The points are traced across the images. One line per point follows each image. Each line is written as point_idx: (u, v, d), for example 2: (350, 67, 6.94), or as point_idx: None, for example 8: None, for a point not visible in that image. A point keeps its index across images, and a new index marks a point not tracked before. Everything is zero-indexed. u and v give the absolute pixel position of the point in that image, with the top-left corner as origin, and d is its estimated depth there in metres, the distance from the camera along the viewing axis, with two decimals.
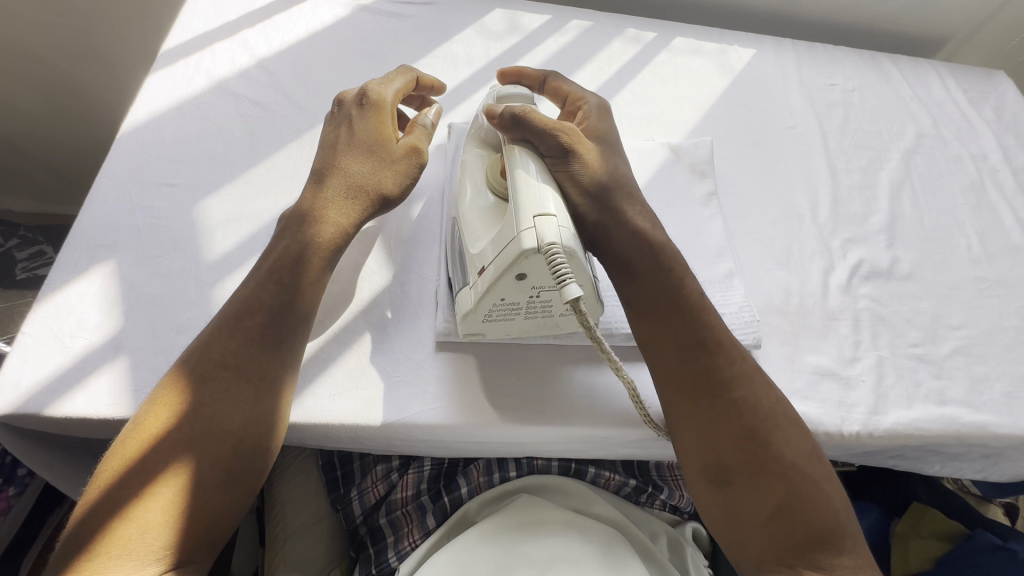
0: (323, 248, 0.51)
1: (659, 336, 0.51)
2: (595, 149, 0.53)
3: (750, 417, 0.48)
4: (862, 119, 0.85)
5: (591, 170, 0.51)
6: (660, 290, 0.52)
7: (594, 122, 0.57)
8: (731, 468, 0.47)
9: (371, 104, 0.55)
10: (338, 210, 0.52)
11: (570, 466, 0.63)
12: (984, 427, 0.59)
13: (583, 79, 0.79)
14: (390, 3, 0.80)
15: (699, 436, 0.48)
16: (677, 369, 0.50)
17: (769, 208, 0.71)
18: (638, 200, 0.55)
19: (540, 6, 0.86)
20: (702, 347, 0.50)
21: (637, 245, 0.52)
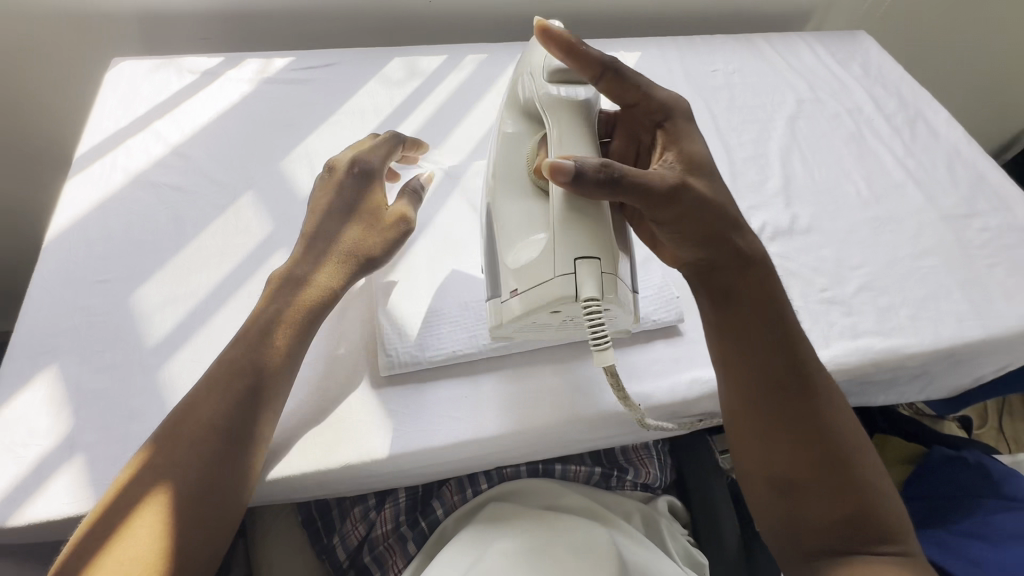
0: (309, 310, 0.55)
1: (737, 358, 0.55)
2: (703, 189, 0.52)
3: (821, 428, 0.53)
4: (746, 97, 0.93)
5: (693, 221, 0.52)
6: (756, 325, 0.55)
7: (679, 146, 0.55)
8: (796, 480, 0.52)
9: (366, 172, 0.60)
10: (322, 274, 0.57)
11: (538, 467, 0.70)
12: (895, 351, 0.65)
13: (486, 106, 0.85)
14: (293, 71, 0.85)
15: (767, 456, 0.53)
16: (765, 392, 0.54)
17: None
18: (746, 232, 0.56)
19: (436, 49, 0.92)
20: (790, 373, 0.54)
21: (742, 287, 0.55)
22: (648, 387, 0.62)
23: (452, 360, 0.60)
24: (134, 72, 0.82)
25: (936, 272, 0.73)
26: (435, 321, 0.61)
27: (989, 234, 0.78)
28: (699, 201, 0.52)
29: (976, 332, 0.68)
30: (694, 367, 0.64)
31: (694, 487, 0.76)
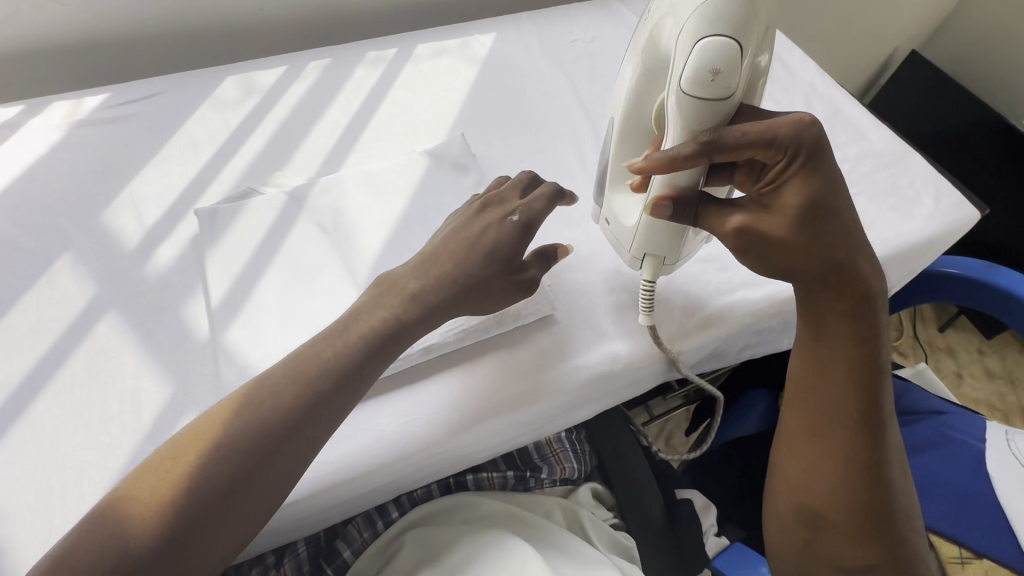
0: (341, 391, 0.51)
1: (808, 381, 0.59)
2: (801, 233, 0.51)
3: (865, 470, 0.56)
4: (606, 64, 0.91)
5: (779, 265, 0.54)
6: (833, 360, 0.57)
7: (795, 182, 0.49)
8: (825, 512, 0.58)
9: (523, 223, 0.58)
10: (376, 327, 0.54)
11: (449, 483, 0.69)
12: (772, 299, 0.68)
13: (334, 114, 0.79)
14: (107, 109, 0.76)
15: (810, 482, 0.58)
16: (820, 421, 0.58)
17: (541, 174, 0.75)
18: (850, 267, 0.54)
19: (273, 60, 0.85)
20: (857, 411, 0.57)
21: (827, 318, 0.57)
22: (524, 385, 0.61)
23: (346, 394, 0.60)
24: None
25: None
26: None
27: (848, 165, 0.80)
28: (785, 251, 0.53)
29: None
30: (568, 357, 0.63)
31: (614, 471, 0.73)
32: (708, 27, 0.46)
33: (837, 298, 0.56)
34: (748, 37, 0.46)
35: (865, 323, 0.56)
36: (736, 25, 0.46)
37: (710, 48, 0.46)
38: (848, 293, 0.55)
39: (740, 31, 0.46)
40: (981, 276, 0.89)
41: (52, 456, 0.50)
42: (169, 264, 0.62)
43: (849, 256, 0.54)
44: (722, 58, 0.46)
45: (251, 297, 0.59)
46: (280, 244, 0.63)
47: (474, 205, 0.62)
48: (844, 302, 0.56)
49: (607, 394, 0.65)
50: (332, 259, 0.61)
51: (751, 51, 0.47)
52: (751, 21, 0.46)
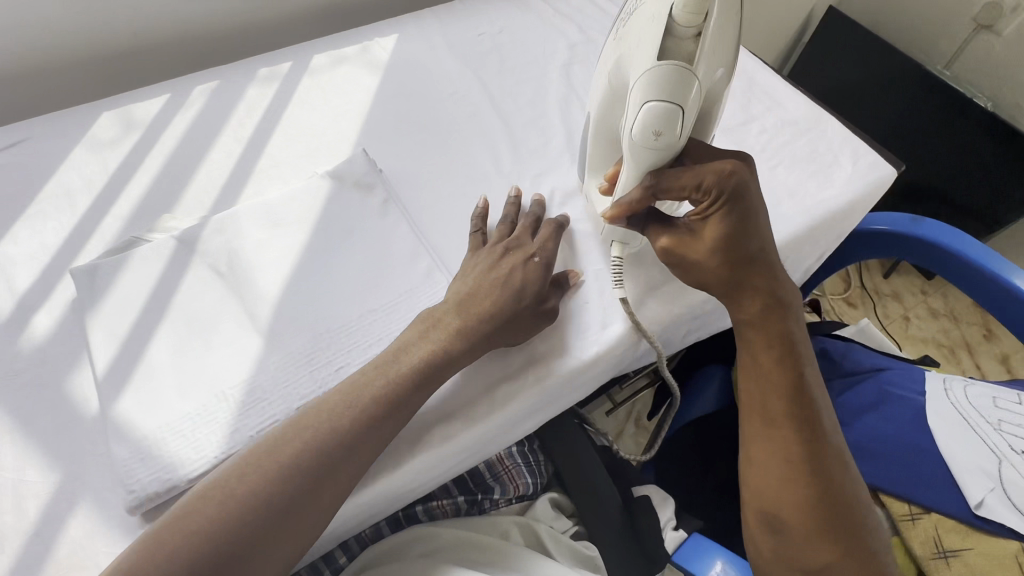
0: (351, 470, 0.47)
1: (747, 390, 0.60)
2: (717, 257, 0.55)
3: (814, 469, 0.56)
4: (516, 56, 0.87)
5: (710, 284, 0.58)
6: (765, 365, 0.59)
7: (717, 219, 0.54)
8: (784, 517, 0.56)
9: (545, 263, 0.59)
10: (377, 394, 0.49)
11: (398, 517, 0.66)
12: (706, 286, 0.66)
13: (227, 142, 0.73)
14: None
15: (766, 483, 0.57)
16: (765, 427, 0.58)
17: (455, 182, 0.71)
18: (766, 278, 0.58)
19: (153, 89, 0.78)
20: (804, 411, 0.57)
21: (754, 326, 0.59)
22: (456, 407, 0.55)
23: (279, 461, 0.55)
24: None
25: None
26: (193, 425, 0.50)
27: (767, 135, 0.79)
28: (710, 272, 0.56)
29: None
30: (498, 372, 0.57)
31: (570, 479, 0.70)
32: (654, 87, 0.49)
33: (769, 308, 0.58)
34: (689, 101, 0.50)
35: (796, 332, 0.59)
36: (678, 92, 0.49)
37: (654, 111, 0.50)
38: (776, 305, 0.58)
39: (682, 97, 0.50)
40: (908, 231, 0.91)
41: None
42: (47, 333, 0.56)
43: (770, 278, 0.58)
44: (662, 122, 0.50)
45: (143, 359, 0.54)
46: (172, 296, 0.57)
47: (476, 237, 0.63)
48: (775, 313, 0.58)
49: (545, 407, 0.60)
50: (231, 305, 0.57)
51: (693, 111, 0.51)
52: (693, 86, 0.50)
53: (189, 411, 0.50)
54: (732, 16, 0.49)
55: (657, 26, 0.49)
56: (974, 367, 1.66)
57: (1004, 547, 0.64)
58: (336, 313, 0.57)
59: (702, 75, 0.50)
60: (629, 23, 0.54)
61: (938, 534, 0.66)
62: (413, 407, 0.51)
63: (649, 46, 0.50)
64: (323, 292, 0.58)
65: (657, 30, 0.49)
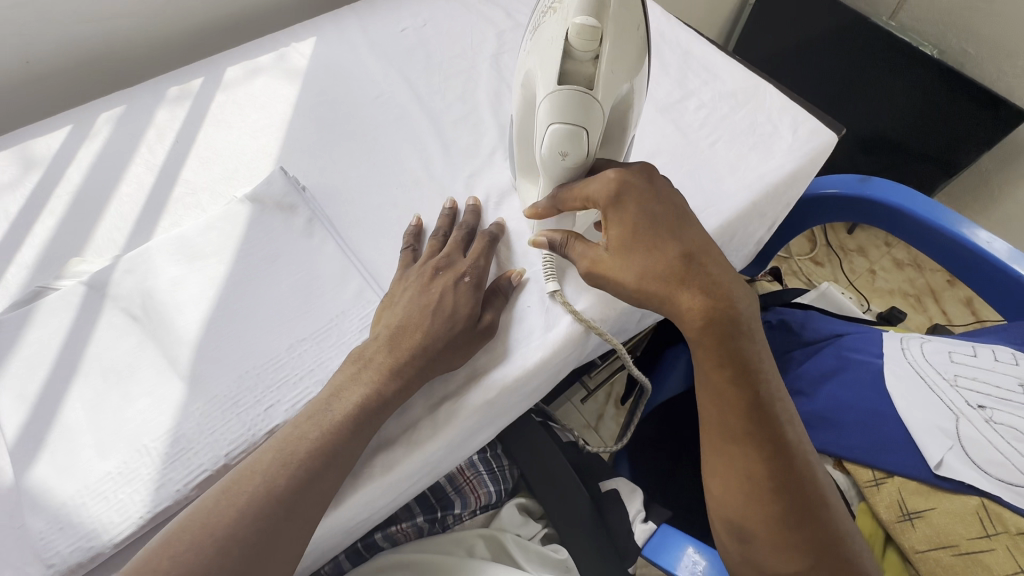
0: (296, 532, 0.45)
1: (709, 405, 0.58)
2: (635, 272, 0.54)
3: (782, 479, 0.55)
4: (443, 48, 0.83)
5: (642, 304, 0.55)
6: (723, 381, 0.56)
7: (615, 228, 0.55)
8: (748, 525, 0.55)
9: (475, 282, 0.57)
10: (315, 446, 0.47)
11: (358, 548, 0.64)
12: None
13: (138, 172, 0.69)
14: None
15: (733, 495, 0.56)
16: (729, 442, 0.56)
17: (385, 192, 0.67)
18: (709, 295, 0.54)
19: (55, 121, 0.73)
20: (757, 414, 0.56)
21: (707, 346, 0.55)
22: (394, 433, 0.53)
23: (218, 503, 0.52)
24: None
25: (665, 172, 0.70)
26: (116, 486, 0.47)
27: (705, 110, 0.76)
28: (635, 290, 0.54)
29: (713, 222, 0.67)
30: (439, 391, 0.55)
31: (536, 485, 0.69)
32: (557, 109, 0.44)
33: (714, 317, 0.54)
34: (594, 128, 0.45)
35: (746, 334, 0.56)
36: (583, 114, 0.44)
37: (560, 134, 0.44)
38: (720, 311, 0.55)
39: (588, 119, 0.44)
40: (858, 192, 0.90)
41: None
42: None
43: (707, 279, 0.54)
44: (569, 144, 0.45)
45: (58, 420, 0.50)
46: (85, 348, 0.54)
47: (406, 254, 0.61)
48: (722, 319, 0.55)
49: (494, 420, 0.59)
50: (149, 350, 0.53)
51: (601, 136, 0.46)
52: (597, 113, 0.44)
53: (110, 471, 0.47)
54: (630, 35, 0.45)
55: (554, 47, 0.44)
56: (941, 313, 1.69)
57: (965, 504, 0.65)
58: (263, 347, 0.54)
59: (608, 97, 0.45)
60: (533, 38, 0.48)
61: (901, 497, 0.67)
62: (354, 453, 0.49)
63: (550, 69, 0.45)
64: (247, 328, 0.55)
65: (555, 54, 0.44)
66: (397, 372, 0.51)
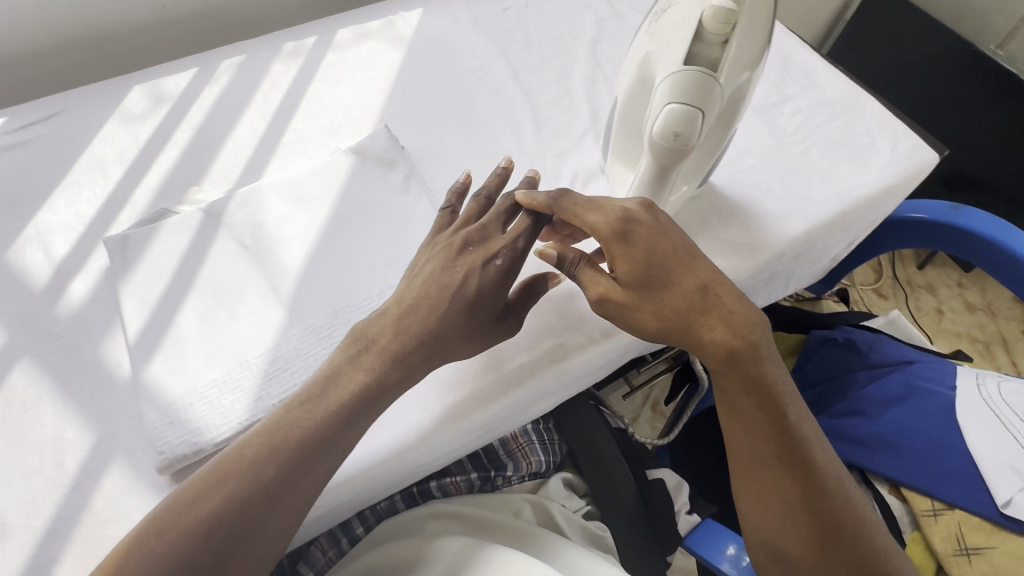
0: (281, 522, 0.44)
1: (730, 423, 0.52)
2: (643, 299, 0.51)
3: (817, 500, 0.49)
4: (542, 30, 0.85)
5: (649, 330, 0.52)
6: (743, 397, 0.51)
7: (624, 263, 0.52)
8: (793, 554, 0.49)
9: (505, 266, 0.54)
10: (309, 430, 0.46)
11: (413, 493, 0.67)
12: (730, 271, 0.63)
13: (252, 117, 0.74)
14: (5, 134, 0.70)
15: (766, 519, 0.50)
16: (754, 461, 0.51)
17: (476, 160, 0.70)
18: (717, 316, 0.51)
19: (183, 63, 0.79)
20: (783, 431, 0.51)
21: (723, 362, 0.51)
22: (471, 386, 0.57)
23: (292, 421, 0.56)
24: None
25: (754, 172, 0.70)
26: (219, 392, 0.51)
27: (800, 117, 0.75)
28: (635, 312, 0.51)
29: (799, 227, 0.66)
30: (513, 356, 0.59)
31: (586, 463, 0.70)
32: (678, 89, 0.45)
33: (733, 340, 0.50)
34: (710, 108, 0.46)
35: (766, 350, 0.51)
36: (702, 96, 0.45)
37: (677, 113, 0.45)
38: (740, 331, 0.51)
39: (706, 100, 0.45)
40: (947, 220, 0.87)
41: None
42: (87, 299, 0.58)
43: (724, 306, 0.51)
44: (683, 124, 0.46)
45: (173, 327, 0.55)
46: (198, 268, 0.59)
47: (445, 214, 0.60)
48: (742, 338, 0.50)
49: (559, 389, 0.61)
50: (256, 277, 0.58)
51: (714, 120, 0.47)
52: (716, 96, 0.45)
53: (215, 379, 0.52)
54: (759, 22, 0.46)
55: (685, 28, 0.45)
56: (1010, 365, 1.59)
57: None
58: (358, 289, 0.58)
59: (728, 82, 0.46)
60: (657, 19, 0.50)
61: (961, 531, 0.65)
62: None
63: (675, 49, 0.46)
64: (345, 269, 0.59)
65: (684, 34, 0.45)
66: (413, 349, 0.51)
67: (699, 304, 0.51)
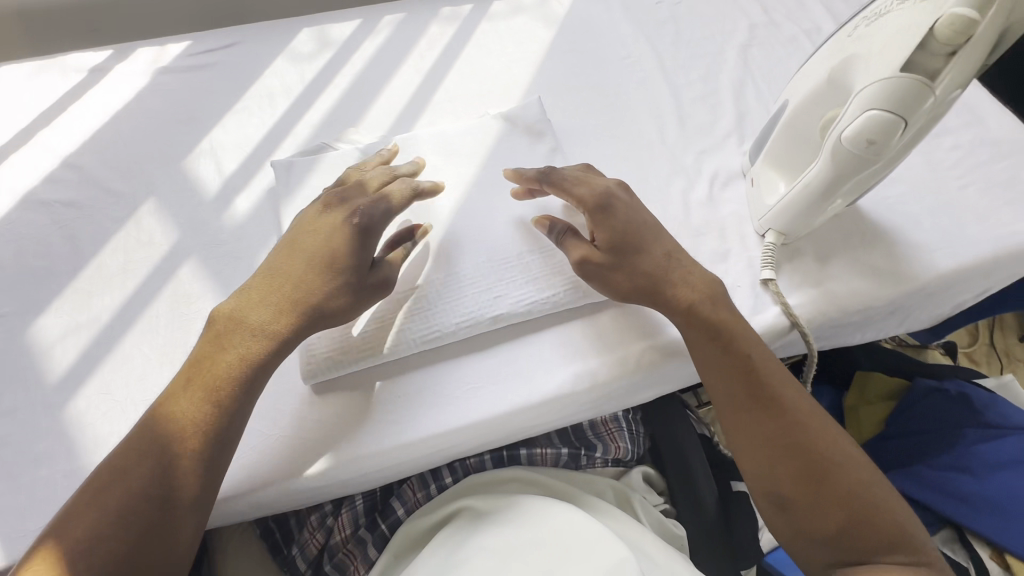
0: (168, 547, 0.44)
1: (712, 376, 0.53)
2: (613, 260, 0.55)
3: (804, 439, 0.49)
4: (693, 28, 0.84)
5: (621, 290, 0.54)
6: (721, 346, 0.52)
7: (603, 231, 0.55)
8: (794, 499, 0.48)
9: (362, 226, 0.53)
10: (179, 430, 0.46)
11: (502, 455, 0.67)
12: (866, 295, 0.62)
13: (407, 72, 0.77)
14: (189, 56, 0.77)
15: (760, 466, 0.50)
16: (741, 409, 0.51)
17: (617, 145, 0.71)
18: (684, 275, 0.55)
19: (349, 13, 0.83)
20: (759, 375, 0.52)
21: (695, 315, 0.53)
22: (598, 360, 0.56)
23: (413, 359, 0.55)
24: (11, 78, 0.74)
25: (905, 200, 0.67)
26: (369, 318, 0.55)
27: (960, 152, 0.72)
28: (610, 271, 0.54)
29: (947, 263, 0.63)
30: (636, 339, 0.57)
31: (671, 464, 0.69)
32: (885, 98, 0.47)
33: (700, 294, 0.54)
34: (916, 124, 0.48)
35: (728, 305, 0.54)
36: (909, 106, 0.47)
37: (876, 121, 0.47)
38: (704, 288, 0.54)
39: (911, 111, 0.47)
40: None
41: (139, 391, 0.53)
42: (252, 213, 0.63)
43: (685, 266, 0.55)
44: (880, 131, 0.48)
45: None
46: None
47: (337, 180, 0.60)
48: (706, 293, 0.54)
49: (677, 377, 0.60)
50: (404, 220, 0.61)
51: (913, 132, 0.48)
52: (925, 108, 0.47)
53: None
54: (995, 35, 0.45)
55: (911, 34, 0.46)
56: None
57: None
58: (498, 245, 0.60)
59: (941, 95, 0.47)
60: (871, 24, 0.50)
61: None
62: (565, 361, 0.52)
63: (891, 55, 0.47)
64: (488, 226, 0.61)
65: (909, 40, 0.46)
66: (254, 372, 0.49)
67: (660, 265, 0.55)
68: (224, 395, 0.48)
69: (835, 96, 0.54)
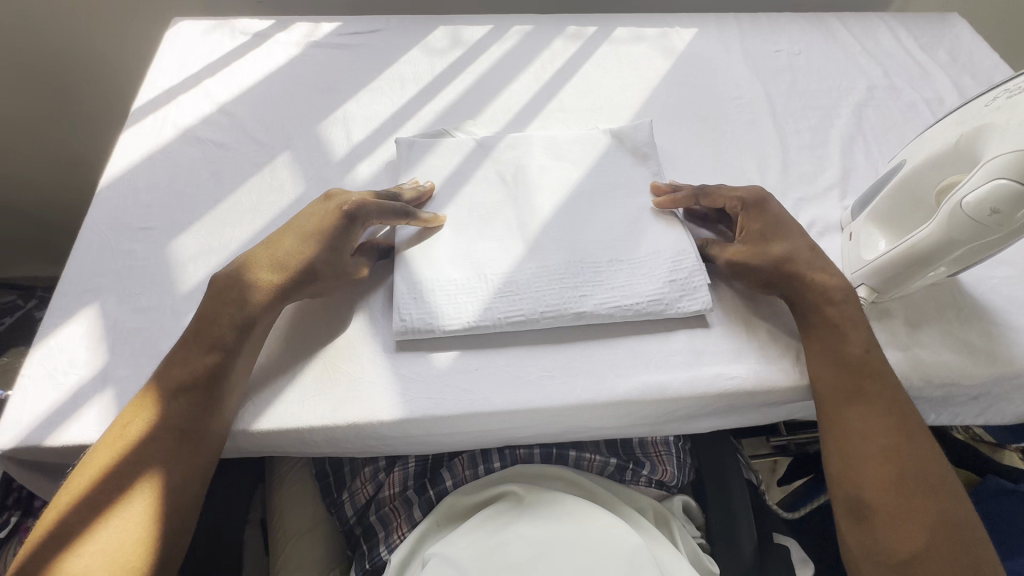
0: (201, 450, 0.50)
1: (823, 375, 0.56)
2: (759, 249, 0.60)
3: (901, 456, 0.51)
4: (810, 80, 0.85)
5: (759, 277, 0.60)
6: (839, 349, 0.55)
7: (753, 221, 0.61)
8: (876, 510, 0.50)
9: (351, 220, 0.58)
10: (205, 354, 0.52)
11: (551, 452, 0.69)
12: (955, 369, 0.60)
13: (526, 80, 0.82)
14: (339, 35, 0.85)
15: (848, 467, 0.53)
16: (844, 412, 0.54)
17: (717, 178, 0.73)
18: (829, 270, 0.59)
19: (482, 19, 0.90)
20: (870, 384, 0.54)
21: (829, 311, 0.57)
22: (669, 375, 0.57)
23: (496, 334, 0.58)
24: (190, 32, 0.85)
25: (1013, 285, 0.65)
26: (455, 292, 0.59)
27: None
28: (761, 259, 0.59)
29: None
30: (709, 364, 0.58)
31: (713, 500, 0.68)
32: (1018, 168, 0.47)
33: (840, 286, 0.58)
34: None
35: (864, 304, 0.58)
36: None
37: (1005, 190, 0.48)
38: (845, 281, 0.58)
39: None
40: None
41: None
42: (371, 180, 0.70)
43: (820, 264, 0.59)
44: (1006, 201, 0.48)
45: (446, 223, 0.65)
46: (462, 186, 0.67)
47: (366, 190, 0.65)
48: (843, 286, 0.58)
49: (741, 409, 0.59)
50: (506, 209, 0.65)
51: None
52: None
53: (457, 280, 0.60)
54: None
55: None
56: None
57: None
58: (592, 244, 0.63)
59: None
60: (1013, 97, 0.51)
61: None
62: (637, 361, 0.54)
63: None
64: (583, 226, 0.64)
65: None
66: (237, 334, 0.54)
67: (808, 261, 0.59)
68: (212, 355, 0.52)
69: (959, 161, 0.55)
